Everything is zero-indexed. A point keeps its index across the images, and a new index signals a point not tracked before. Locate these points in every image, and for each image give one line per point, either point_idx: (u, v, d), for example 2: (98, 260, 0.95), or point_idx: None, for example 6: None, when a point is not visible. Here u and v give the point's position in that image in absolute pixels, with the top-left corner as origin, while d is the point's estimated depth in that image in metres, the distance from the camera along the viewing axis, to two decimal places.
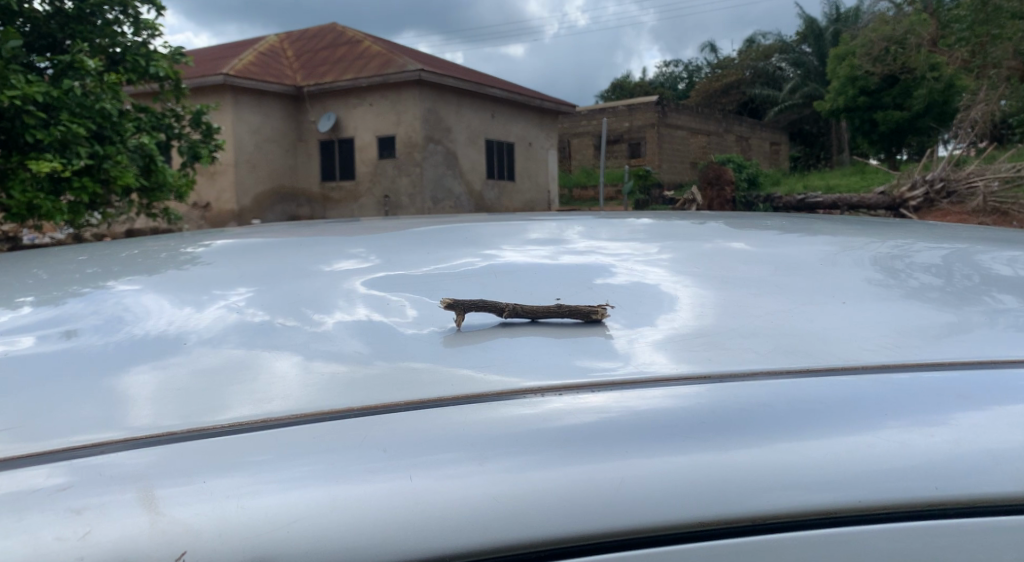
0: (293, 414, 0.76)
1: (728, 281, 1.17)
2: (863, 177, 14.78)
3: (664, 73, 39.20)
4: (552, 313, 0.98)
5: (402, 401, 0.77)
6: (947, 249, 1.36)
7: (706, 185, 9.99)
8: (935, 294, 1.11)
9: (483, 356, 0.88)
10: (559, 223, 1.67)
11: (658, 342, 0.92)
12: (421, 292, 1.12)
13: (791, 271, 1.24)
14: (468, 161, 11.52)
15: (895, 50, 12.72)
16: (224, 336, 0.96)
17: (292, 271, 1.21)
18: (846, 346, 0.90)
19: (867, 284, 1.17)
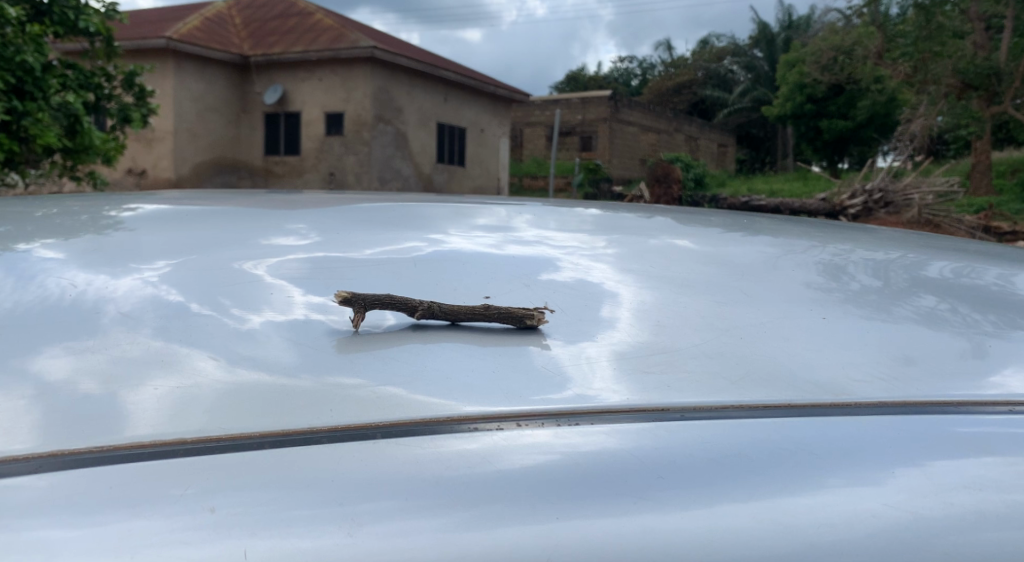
0: (171, 439, 0.63)
1: (694, 284, 1.09)
2: (805, 184, 15.15)
3: (617, 70, 39.45)
4: (473, 317, 0.87)
5: (320, 427, 0.65)
6: (890, 255, 1.31)
7: (655, 181, 10.03)
8: (871, 297, 1.07)
9: (409, 370, 0.76)
10: (506, 209, 1.56)
11: (617, 359, 0.81)
12: (343, 277, 0.99)
13: (754, 276, 1.16)
14: (418, 142, 11.28)
15: (843, 60, 13.03)
16: (139, 315, 0.82)
17: (220, 245, 1.07)
18: (819, 369, 0.82)
19: (829, 292, 1.10)
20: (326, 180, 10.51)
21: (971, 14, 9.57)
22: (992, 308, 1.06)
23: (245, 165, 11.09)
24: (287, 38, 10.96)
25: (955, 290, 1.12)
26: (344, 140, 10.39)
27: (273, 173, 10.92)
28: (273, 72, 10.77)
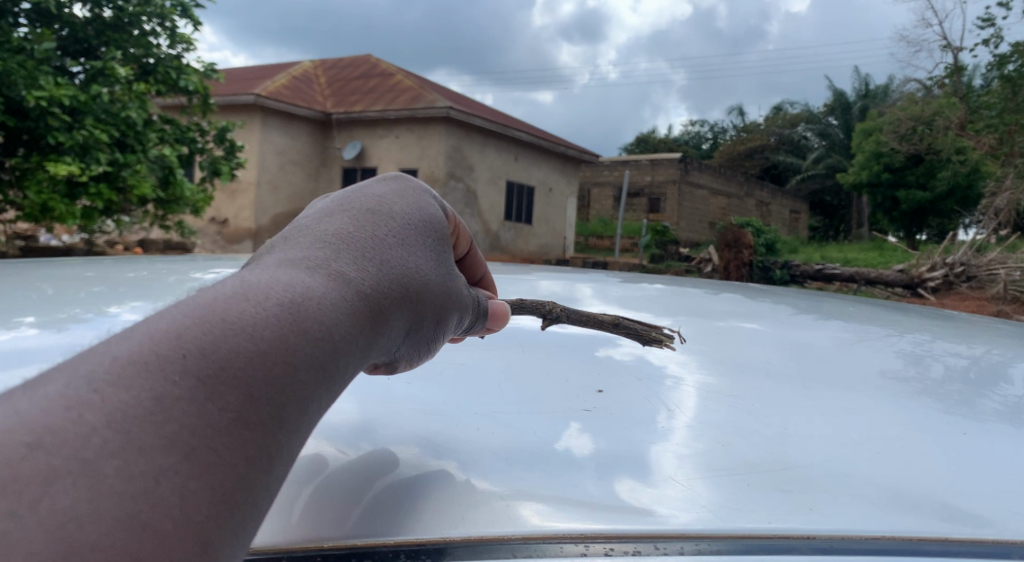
0: (307, 544, 0.65)
1: (779, 376, 1.07)
2: (880, 254, 14.60)
3: (690, 135, 39.47)
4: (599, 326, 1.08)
5: (454, 537, 0.67)
6: (973, 351, 1.27)
7: (724, 246, 9.81)
8: (969, 399, 1.03)
9: (536, 468, 0.79)
10: (568, 281, 1.61)
11: (729, 469, 0.81)
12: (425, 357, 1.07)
13: (830, 365, 1.13)
14: (487, 200, 11.53)
15: (922, 130, 12.65)
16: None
17: None
18: (955, 491, 0.78)
19: (927, 389, 1.06)
20: None
21: None
22: None
23: None
24: (368, 98, 11.55)
25: None
26: None
27: None
28: (353, 130, 11.31)
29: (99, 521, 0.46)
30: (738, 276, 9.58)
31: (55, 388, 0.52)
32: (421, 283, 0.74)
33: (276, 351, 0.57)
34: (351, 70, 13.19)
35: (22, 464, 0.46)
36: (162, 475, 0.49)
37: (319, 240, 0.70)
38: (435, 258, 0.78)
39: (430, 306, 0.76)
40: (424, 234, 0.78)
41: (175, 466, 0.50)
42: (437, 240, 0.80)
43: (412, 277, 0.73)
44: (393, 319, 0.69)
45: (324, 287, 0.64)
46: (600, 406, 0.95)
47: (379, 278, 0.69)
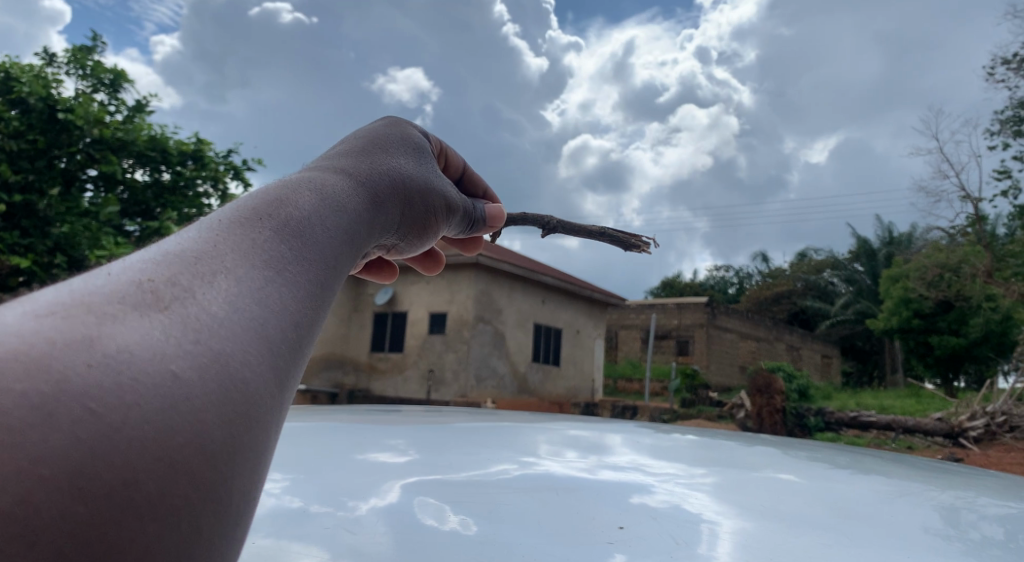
0: None
1: (793, 521, 1.11)
2: (919, 402, 14.18)
3: (717, 278, 40.00)
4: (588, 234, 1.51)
5: None
6: (1011, 508, 1.30)
7: (754, 391, 9.64)
8: (996, 552, 1.06)
9: None
10: (600, 430, 1.67)
11: None
12: (467, 500, 1.12)
13: (854, 514, 1.17)
14: (515, 342, 11.68)
15: (950, 277, 12.68)
16: (257, 524, 1.06)
17: (331, 463, 1.31)
18: None
19: (942, 537, 1.11)
20: (425, 377, 10.87)
21: None
22: None
23: (351, 361, 11.80)
24: None
25: None
26: (445, 339, 10.89)
27: (377, 369, 11.47)
28: None
29: (246, 294, 0.63)
30: (772, 421, 9.35)
31: (178, 238, 0.70)
32: (413, 181, 0.95)
33: (321, 204, 0.77)
34: None
35: (186, 267, 0.63)
36: (272, 272, 0.67)
37: (336, 152, 0.90)
38: (416, 162, 0.99)
39: (418, 202, 0.96)
40: (407, 149, 0.99)
41: (276, 266, 0.68)
42: (414, 150, 1.01)
43: (405, 175, 0.93)
44: (393, 200, 0.90)
45: (342, 175, 0.84)
46: (623, 542, 1.01)
47: (375, 172, 0.91)
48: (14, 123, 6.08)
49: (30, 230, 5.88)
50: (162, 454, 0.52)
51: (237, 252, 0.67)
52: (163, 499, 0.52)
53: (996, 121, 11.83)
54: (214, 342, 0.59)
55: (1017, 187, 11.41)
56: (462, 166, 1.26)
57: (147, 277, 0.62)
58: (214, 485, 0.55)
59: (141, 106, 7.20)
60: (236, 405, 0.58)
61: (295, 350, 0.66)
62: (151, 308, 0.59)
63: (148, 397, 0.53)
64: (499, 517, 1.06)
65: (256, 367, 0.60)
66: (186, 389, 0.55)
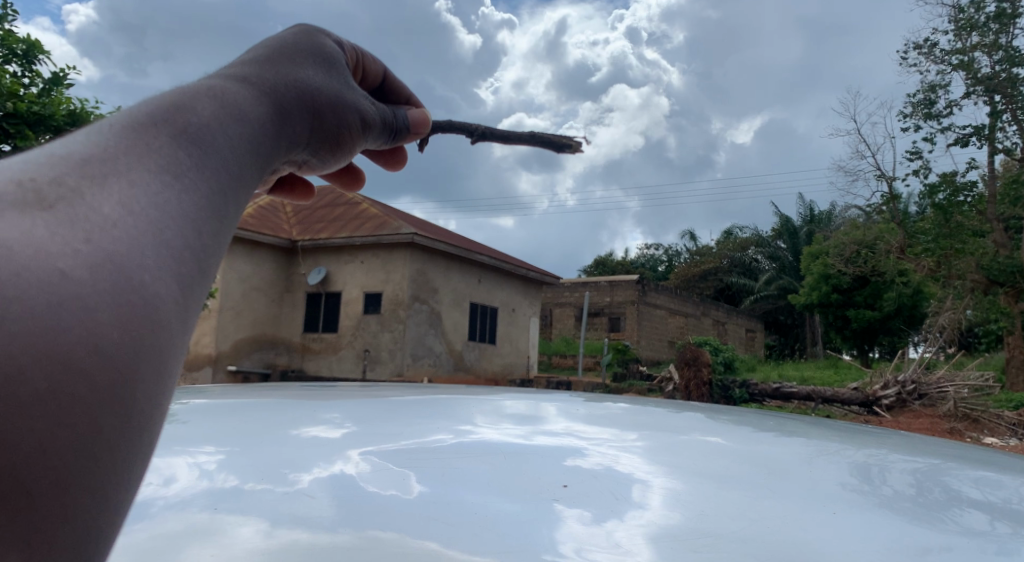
0: None
1: (713, 477, 1.19)
2: (836, 372, 15.03)
3: (647, 256, 40.87)
4: (520, 138, 1.43)
5: None
6: (922, 463, 1.43)
7: (684, 364, 9.99)
8: (907, 504, 1.16)
9: (505, 542, 0.94)
10: (536, 400, 1.73)
11: (649, 536, 0.98)
12: (418, 465, 1.15)
13: (769, 471, 1.26)
14: (451, 321, 11.67)
15: (865, 253, 13.36)
16: (192, 500, 1.04)
17: (266, 437, 1.29)
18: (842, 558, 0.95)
19: (843, 488, 1.21)
20: (360, 357, 10.75)
21: (989, 215, 10.13)
22: (1007, 516, 1.17)
23: (283, 342, 11.57)
24: (334, 225, 11.87)
25: (996, 507, 1.20)
26: (381, 319, 10.78)
27: (310, 349, 11.28)
28: (318, 256, 11.52)
29: (142, 206, 0.55)
30: (699, 393, 9.74)
31: (59, 142, 0.60)
32: (330, 95, 0.83)
33: (225, 111, 0.67)
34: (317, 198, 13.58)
35: (71, 169, 0.55)
36: (170, 177, 0.59)
37: (240, 56, 0.78)
38: (332, 72, 0.87)
39: (335, 117, 0.85)
40: (324, 57, 0.86)
41: (175, 172, 0.60)
42: (333, 59, 0.89)
43: (320, 87, 0.82)
44: (305, 115, 0.79)
45: (247, 82, 0.73)
46: (565, 497, 1.07)
47: (290, 78, 0.79)
48: None
49: None
50: (60, 355, 0.45)
51: (128, 155, 0.59)
52: (56, 401, 0.44)
53: (910, 106, 12.46)
54: (108, 243, 0.51)
55: (927, 168, 12.13)
56: (384, 70, 1.07)
57: (23, 176, 0.53)
58: (119, 392, 0.48)
59: (59, 78, 6.78)
60: (140, 327, 0.50)
61: (199, 262, 0.59)
62: (32, 207, 0.50)
63: (35, 289, 0.45)
64: (446, 480, 1.10)
65: (164, 281, 0.54)
66: (83, 286, 0.47)
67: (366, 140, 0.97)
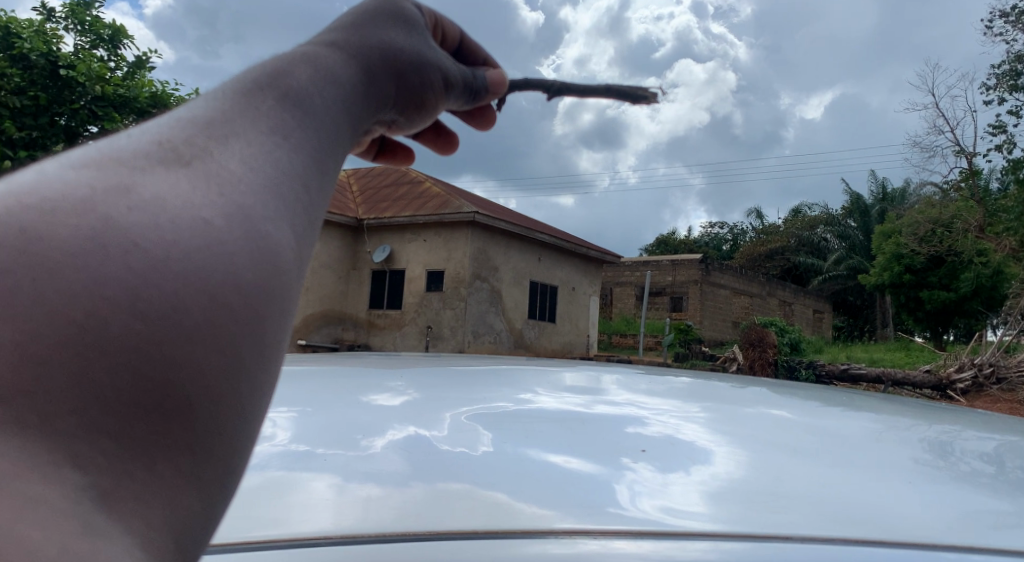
0: (400, 532, 0.93)
1: (775, 445, 1.24)
2: (908, 355, 14.52)
3: (708, 234, 40.01)
4: (594, 93, 1.21)
5: (513, 530, 0.94)
6: (998, 439, 1.44)
7: (748, 345, 9.86)
8: (983, 479, 1.19)
9: (586, 496, 1.03)
10: (597, 372, 1.79)
11: (715, 495, 1.05)
12: (493, 424, 1.24)
13: (833, 442, 1.29)
14: (512, 299, 11.81)
15: (942, 232, 12.71)
16: (267, 461, 1.12)
17: (337, 401, 1.39)
18: (906, 522, 1.02)
19: (913, 461, 1.23)
20: (424, 333, 11.02)
21: None
22: None
23: (350, 317, 11.94)
24: (397, 204, 12.11)
25: None
26: (444, 297, 11.00)
27: (376, 325, 11.62)
28: (383, 235, 11.79)
29: (259, 162, 0.63)
30: (764, 374, 9.58)
31: (190, 105, 0.70)
32: (411, 55, 0.82)
33: (320, 75, 0.73)
34: (381, 178, 13.86)
35: (201, 131, 0.64)
36: (280, 137, 0.67)
37: (330, 23, 0.82)
38: (414, 31, 0.86)
39: (418, 78, 0.83)
40: (403, 17, 0.85)
41: (282, 132, 0.67)
42: (413, 18, 0.87)
43: (401, 47, 0.82)
44: (389, 75, 0.81)
45: (336, 46, 0.79)
46: (634, 456, 1.15)
47: (372, 44, 0.81)
48: (14, 79, 6.12)
49: None
50: (211, 294, 0.54)
51: (244, 117, 0.67)
52: (207, 326, 0.53)
53: (995, 76, 11.75)
54: (236, 197, 0.60)
55: (1012, 142, 11.42)
56: (462, 33, 1.02)
57: (163, 138, 0.63)
58: (252, 326, 0.56)
59: (141, 62, 7.15)
60: (269, 265, 0.58)
61: (309, 214, 0.66)
62: (173, 163, 0.60)
63: (186, 239, 0.55)
64: (521, 439, 1.18)
65: (282, 228, 0.61)
66: (221, 232, 0.56)
67: (450, 101, 0.91)
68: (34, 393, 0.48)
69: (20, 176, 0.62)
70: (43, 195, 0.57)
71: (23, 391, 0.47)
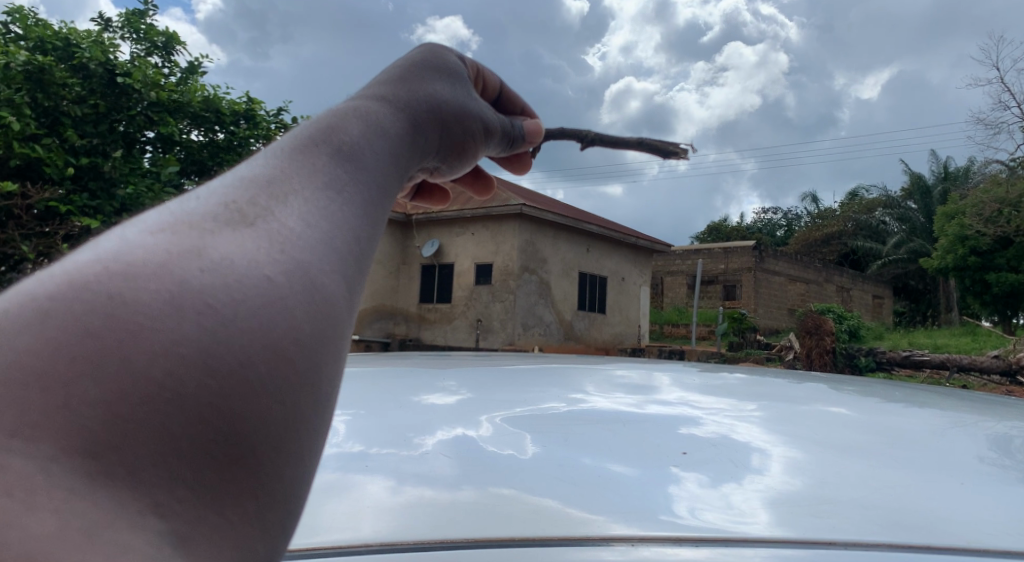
0: (442, 539, 0.95)
1: (828, 446, 1.21)
2: (975, 340, 13.91)
3: (761, 220, 39.00)
4: (625, 144, 1.45)
5: (555, 536, 0.95)
6: None
7: (805, 333, 9.58)
8: None
9: (633, 501, 1.02)
10: (648, 370, 1.77)
11: (764, 500, 1.04)
12: (537, 427, 1.25)
13: (893, 441, 1.25)
14: (561, 291, 11.77)
15: (1009, 212, 12.09)
16: (324, 462, 1.16)
17: (392, 402, 1.42)
18: (963, 527, 0.98)
19: (977, 461, 1.19)
20: (473, 326, 11.09)
21: None
22: None
23: (401, 312, 12.12)
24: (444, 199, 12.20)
25: None
26: (492, 289, 11.03)
27: (426, 319, 11.76)
28: (431, 230, 11.90)
29: (319, 216, 0.63)
30: (821, 362, 9.29)
31: (250, 163, 0.69)
32: (455, 106, 0.88)
33: (370, 131, 0.74)
34: None
35: (262, 188, 0.63)
36: (334, 192, 0.66)
37: (379, 75, 0.84)
38: (457, 85, 0.92)
39: (459, 128, 0.89)
40: (447, 70, 0.92)
41: (337, 187, 0.67)
42: (457, 74, 0.93)
43: (446, 100, 0.87)
44: (432, 125, 0.84)
45: (384, 100, 0.80)
46: (682, 462, 1.13)
47: (421, 96, 0.84)
48: (76, 88, 6.33)
49: (98, 193, 6.27)
50: (273, 347, 0.53)
51: (301, 174, 0.67)
52: (273, 384, 0.52)
53: None
54: (296, 254, 0.58)
55: None
56: (500, 84, 1.11)
57: (228, 198, 0.62)
58: (311, 374, 0.55)
59: (194, 67, 7.39)
60: (324, 320, 0.57)
61: (359, 262, 0.65)
62: (238, 223, 0.59)
63: (254, 295, 0.54)
64: (566, 442, 1.19)
65: (337, 282, 0.60)
66: (284, 289, 0.55)
67: (489, 147, 1.01)
68: (119, 446, 0.47)
69: (87, 247, 0.59)
70: (117, 258, 0.55)
71: (107, 445, 0.47)
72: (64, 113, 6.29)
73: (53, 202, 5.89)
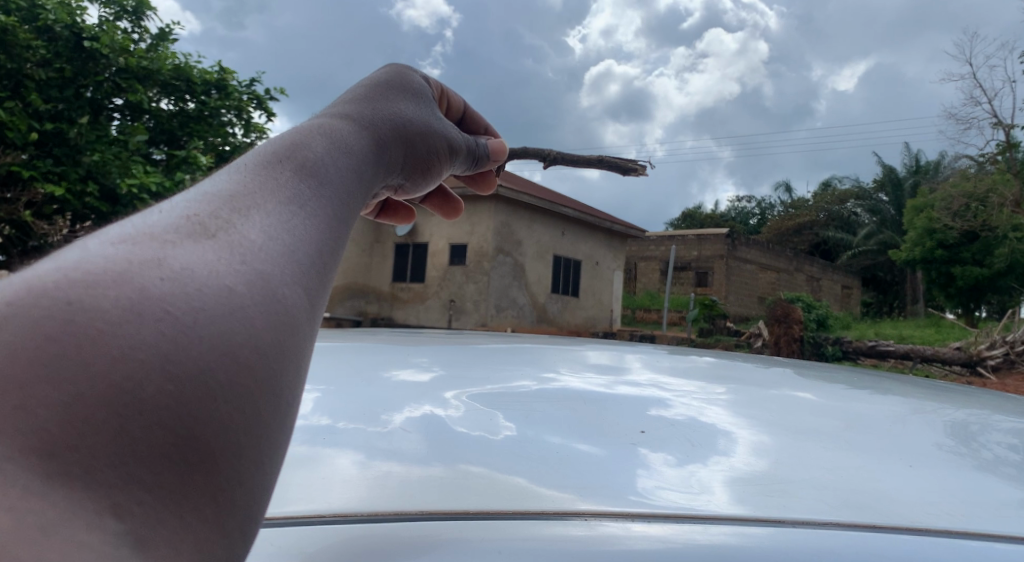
0: (396, 510, 0.93)
1: (792, 429, 1.21)
2: (939, 332, 14.19)
3: (734, 208, 39.26)
4: (584, 164, 1.45)
5: (511, 510, 0.93)
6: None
7: (774, 321, 9.64)
8: (1007, 468, 1.14)
9: (594, 481, 1.01)
10: (620, 352, 1.76)
11: (722, 479, 1.04)
12: (505, 405, 1.22)
13: (858, 426, 1.25)
14: (534, 273, 11.74)
15: (977, 206, 12.27)
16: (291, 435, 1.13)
17: (360, 376, 1.39)
18: (911, 508, 0.99)
19: (936, 448, 1.19)
20: (446, 306, 11.00)
21: None
22: None
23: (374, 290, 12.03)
24: None
25: None
26: (466, 270, 10.92)
27: (399, 298, 11.69)
28: None
29: (280, 227, 0.61)
30: (789, 350, 9.38)
31: (211, 180, 0.67)
32: (421, 123, 0.85)
33: (334, 147, 0.72)
34: None
35: (224, 201, 0.62)
36: (295, 205, 0.64)
37: (343, 94, 0.83)
38: (421, 102, 0.90)
39: (425, 145, 0.86)
40: (413, 91, 0.90)
41: (300, 201, 0.65)
42: (421, 92, 0.92)
43: (411, 117, 0.84)
44: (397, 142, 0.81)
45: (349, 118, 0.78)
46: (644, 442, 1.12)
47: (383, 114, 0.81)
48: (41, 51, 6.10)
49: (63, 159, 6.09)
50: (233, 355, 0.52)
51: (263, 191, 0.64)
52: (234, 388, 0.51)
53: None
54: (259, 263, 0.57)
55: None
56: (463, 104, 1.10)
57: (190, 212, 0.60)
58: (273, 385, 0.54)
59: (164, 33, 7.15)
60: (281, 327, 0.56)
61: (324, 274, 0.63)
62: (200, 235, 0.58)
63: (214, 303, 0.53)
64: (530, 421, 1.17)
65: (299, 292, 0.59)
66: (245, 297, 0.54)
67: (455, 165, 0.98)
68: (77, 448, 0.46)
69: (50, 257, 0.58)
70: (75, 270, 0.54)
71: (62, 449, 0.46)
72: (28, 77, 6.06)
73: (15, 167, 5.68)
